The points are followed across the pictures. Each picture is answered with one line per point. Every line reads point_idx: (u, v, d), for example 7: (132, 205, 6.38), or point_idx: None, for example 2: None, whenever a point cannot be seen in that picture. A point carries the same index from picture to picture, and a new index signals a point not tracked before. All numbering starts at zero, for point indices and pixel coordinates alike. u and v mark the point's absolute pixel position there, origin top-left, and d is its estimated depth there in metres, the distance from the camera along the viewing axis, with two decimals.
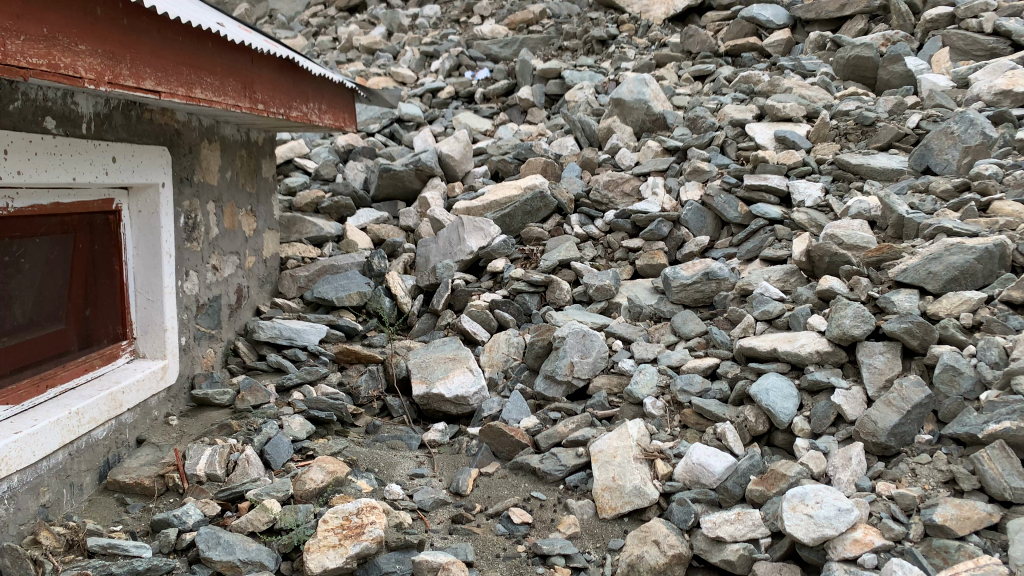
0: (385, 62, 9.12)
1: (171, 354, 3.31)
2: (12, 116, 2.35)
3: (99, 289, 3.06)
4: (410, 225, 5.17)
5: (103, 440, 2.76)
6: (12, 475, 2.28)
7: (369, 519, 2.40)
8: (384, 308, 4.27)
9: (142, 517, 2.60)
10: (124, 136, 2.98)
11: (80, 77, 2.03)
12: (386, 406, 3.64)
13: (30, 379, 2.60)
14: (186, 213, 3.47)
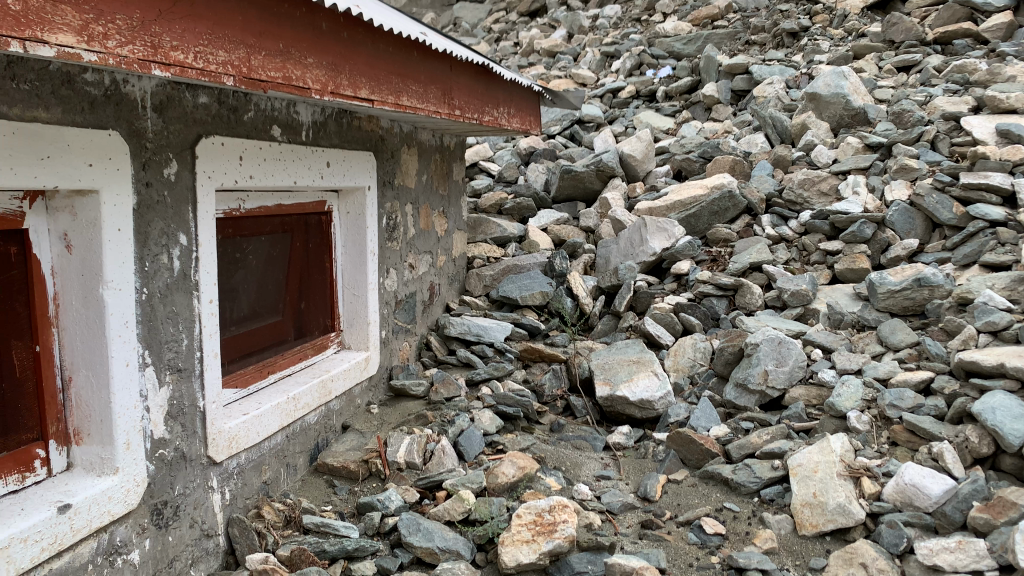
0: (566, 65, 9.22)
1: (373, 346, 3.51)
2: (247, 126, 2.57)
3: (312, 284, 3.30)
4: (591, 225, 5.17)
5: (314, 425, 2.98)
6: (240, 453, 2.49)
7: (561, 518, 2.43)
8: (565, 307, 4.28)
9: (348, 499, 2.75)
10: (336, 142, 3.18)
11: (308, 88, 2.18)
12: (569, 406, 3.64)
13: (255, 365, 2.84)
14: (387, 214, 3.66)
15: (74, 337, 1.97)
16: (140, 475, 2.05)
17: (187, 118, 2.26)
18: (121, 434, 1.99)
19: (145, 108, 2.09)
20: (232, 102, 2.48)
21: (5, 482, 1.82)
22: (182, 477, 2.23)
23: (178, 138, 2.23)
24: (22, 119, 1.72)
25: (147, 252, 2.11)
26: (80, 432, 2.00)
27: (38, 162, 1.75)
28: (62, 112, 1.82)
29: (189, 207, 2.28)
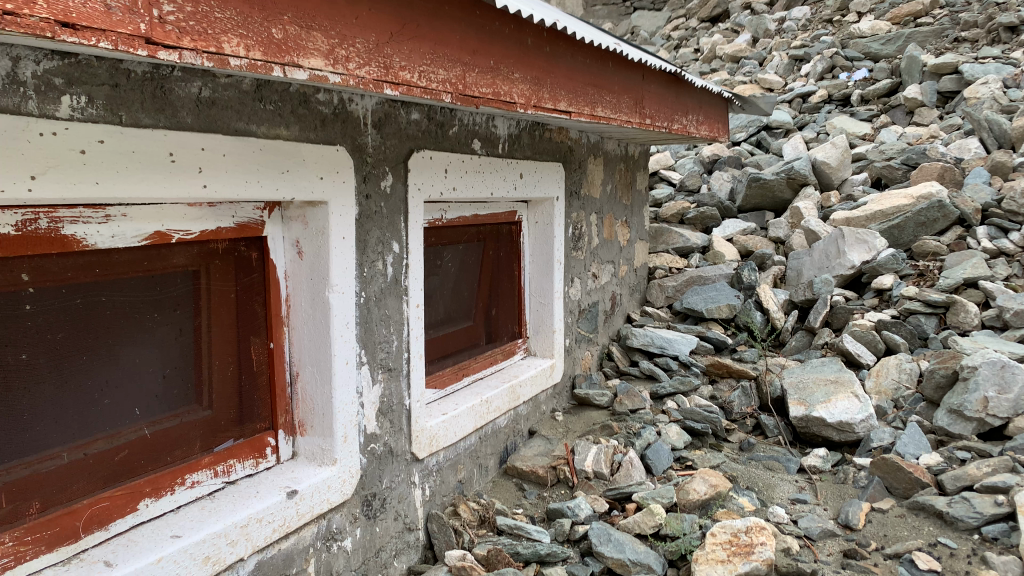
0: (751, 70, 8.96)
1: (558, 354, 3.54)
2: (451, 140, 2.68)
3: (502, 291, 3.40)
4: (781, 237, 4.96)
5: (504, 428, 3.05)
6: (439, 451, 2.60)
7: (758, 540, 2.34)
8: (755, 322, 4.11)
9: (538, 504, 2.80)
10: (529, 154, 3.23)
11: (513, 102, 2.24)
12: (760, 424, 3.49)
13: (451, 368, 2.96)
14: (574, 224, 3.69)
15: (302, 335, 2.14)
16: (354, 466, 2.18)
17: (400, 133, 2.40)
18: (340, 427, 2.12)
19: (366, 125, 2.24)
20: (439, 118, 2.60)
21: (242, 466, 2.00)
22: (389, 471, 2.35)
23: (394, 152, 2.37)
24: (267, 136, 1.88)
25: (365, 258, 2.25)
26: (305, 423, 2.16)
27: (279, 175, 1.91)
28: (299, 130, 1.99)
29: (400, 217, 2.41)
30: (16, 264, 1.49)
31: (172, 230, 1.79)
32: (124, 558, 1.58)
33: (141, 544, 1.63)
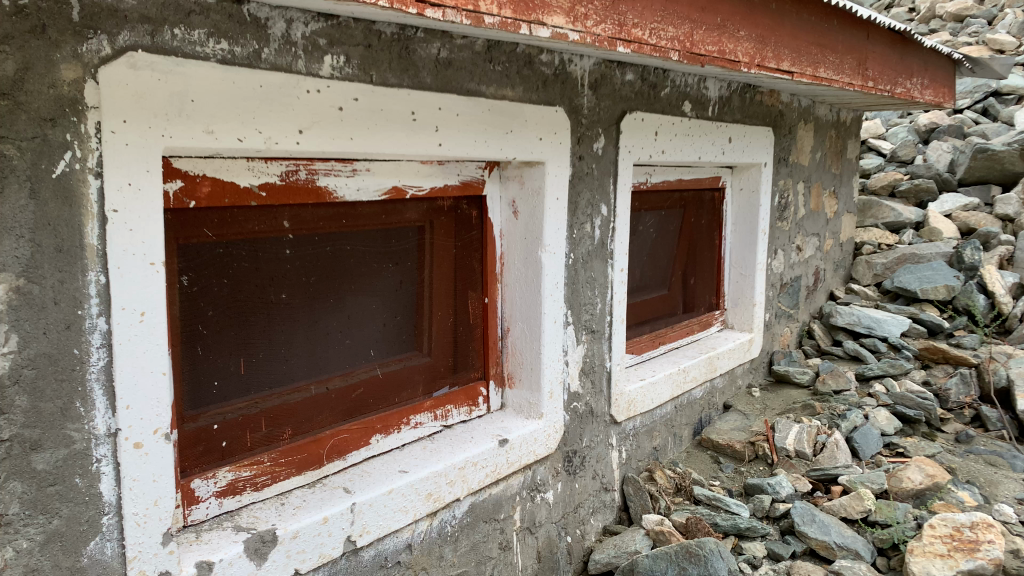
0: (978, 31, 8.14)
1: (757, 329, 3.42)
2: (662, 102, 2.60)
3: (701, 260, 3.33)
4: (1012, 213, 4.49)
5: (699, 399, 3.00)
6: (637, 415, 2.60)
7: (985, 537, 2.17)
8: (978, 305, 3.77)
9: (735, 478, 2.74)
10: (739, 117, 3.09)
11: (738, 62, 2.16)
12: (979, 416, 3.20)
13: (649, 335, 2.94)
14: (779, 192, 3.52)
15: (514, 292, 2.18)
16: (559, 422, 2.22)
17: (615, 94, 2.36)
18: (547, 384, 2.16)
19: (583, 86, 2.22)
20: (652, 79, 2.52)
21: (457, 412, 2.09)
22: (589, 430, 2.38)
23: (608, 113, 2.33)
24: (495, 96, 1.92)
25: (575, 220, 2.25)
26: (514, 376, 2.22)
27: (504, 135, 1.96)
28: (523, 91, 2.01)
29: (611, 179, 2.39)
30: (279, 211, 1.62)
31: (406, 185, 1.88)
32: (361, 485, 1.71)
33: (374, 475, 1.75)
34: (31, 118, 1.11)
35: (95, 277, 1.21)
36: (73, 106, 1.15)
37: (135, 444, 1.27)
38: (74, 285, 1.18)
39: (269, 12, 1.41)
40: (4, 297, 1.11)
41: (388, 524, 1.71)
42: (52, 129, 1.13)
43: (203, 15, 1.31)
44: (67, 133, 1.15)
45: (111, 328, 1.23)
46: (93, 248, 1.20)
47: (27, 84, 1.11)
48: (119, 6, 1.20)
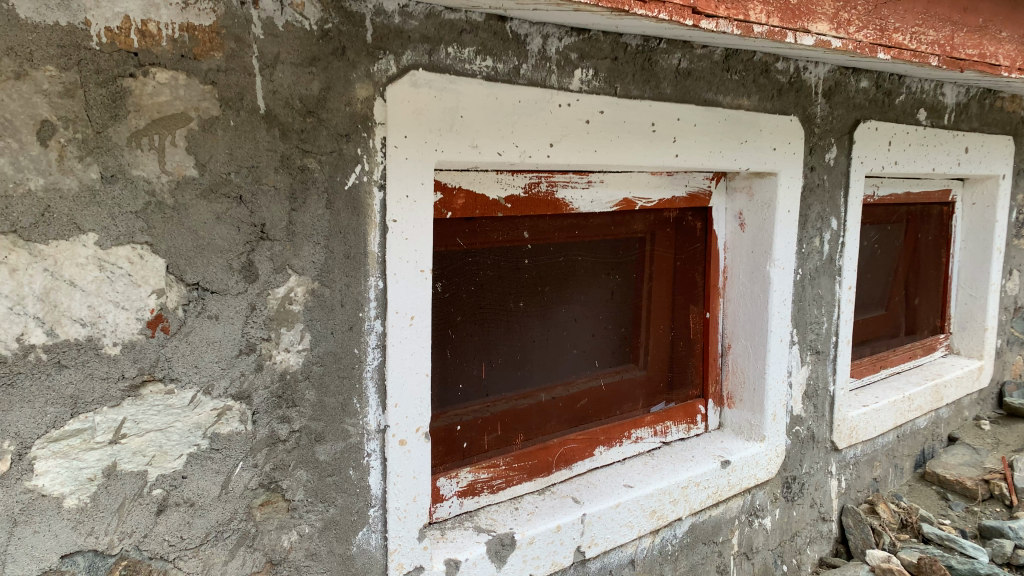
0: None
1: (988, 356, 3.12)
2: (897, 109, 2.43)
3: (925, 279, 3.10)
4: None
5: (923, 429, 2.78)
6: (858, 443, 2.45)
7: None
8: None
9: (967, 518, 2.51)
10: (977, 125, 2.84)
11: (998, 65, 1.98)
12: None
13: (869, 357, 2.78)
14: (1018, 207, 3.21)
15: (738, 308, 2.11)
16: (781, 446, 2.13)
17: (849, 103, 2.23)
18: (770, 406, 2.07)
19: (817, 94, 2.11)
20: (887, 86, 2.37)
21: (676, 429, 2.06)
22: (810, 456, 2.27)
23: (841, 122, 2.21)
24: (731, 106, 1.87)
25: (804, 234, 2.14)
26: (733, 396, 2.15)
27: (738, 146, 1.90)
28: (758, 100, 1.93)
29: (841, 192, 2.26)
30: (520, 222, 1.66)
31: (637, 197, 1.85)
32: (589, 497, 1.71)
33: (601, 487, 1.75)
34: (330, 134, 1.21)
35: (374, 282, 1.30)
36: (364, 123, 1.25)
37: (400, 441, 1.34)
38: (357, 289, 1.28)
39: (528, 29, 1.44)
40: (301, 298, 1.22)
41: (615, 538, 1.70)
42: (346, 144, 1.23)
43: (473, 33, 1.37)
44: (358, 148, 1.25)
45: (385, 330, 1.32)
46: (373, 255, 1.29)
47: (328, 103, 1.21)
48: (405, 27, 1.27)
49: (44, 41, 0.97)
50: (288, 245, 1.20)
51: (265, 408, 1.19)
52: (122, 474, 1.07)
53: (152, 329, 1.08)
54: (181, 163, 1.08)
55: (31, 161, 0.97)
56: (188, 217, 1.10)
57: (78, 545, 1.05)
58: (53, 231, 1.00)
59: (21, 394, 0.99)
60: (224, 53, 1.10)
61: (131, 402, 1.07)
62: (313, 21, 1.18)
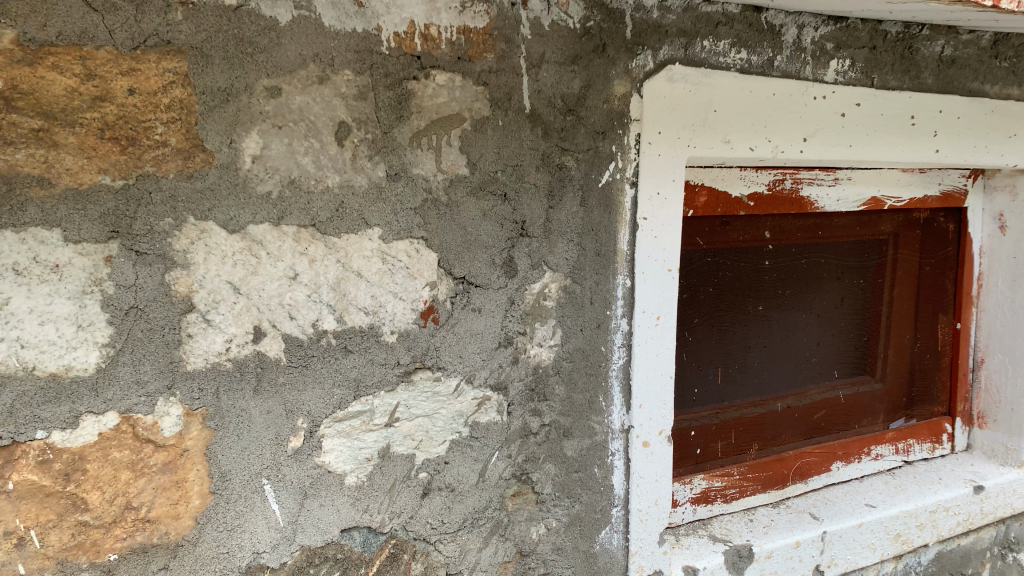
0: None
1: None
2: None
3: None
4: None
5: None
6: None
7: None
8: None
9: None
10: None
11: None
12: None
13: None
14: None
15: (994, 319, 1.91)
16: None
17: None
18: None
19: None
20: None
21: (920, 448, 1.93)
22: None
23: None
24: (998, 96, 1.67)
25: None
26: (986, 416, 1.96)
27: (1006, 140, 1.72)
28: None
29: None
30: (761, 221, 1.59)
31: (886, 196, 1.73)
32: (827, 514, 1.61)
33: (840, 504, 1.65)
34: (588, 132, 1.22)
35: (621, 281, 1.27)
36: (620, 120, 1.24)
37: (644, 443, 1.32)
38: (606, 287, 1.26)
39: (784, 19, 1.35)
40: (555, 294, 1.23)
41: (856, 559, 1.60)
42: (602, 142, 1.23)
43: (729, 25, 1.30)
44: (613, 145, 1.24)
45: (632, 329, 1.29)
46: (622, 252, 1.27)
47: (588, 101, 1.21)
48: (663, 22, 1.25)
49: (344, 47, 1.04)
50: (545, 242, 1.21)
51: (520, 400, 1.23)
52: (395, 456, 1.15)
53: (424, 320, 1.15)
54: (455, 162, 1.13)
55: (329, 160, 1.05)
56: (458, 213, 1.15)
57: (355, 521, 1.12)
58: (344, 225, 1.07)
59: (313, 375, 1.08)
60: (496, 54, 1.14)
61: (404, 388, 1.14)
62: (577, 19, 1.18)
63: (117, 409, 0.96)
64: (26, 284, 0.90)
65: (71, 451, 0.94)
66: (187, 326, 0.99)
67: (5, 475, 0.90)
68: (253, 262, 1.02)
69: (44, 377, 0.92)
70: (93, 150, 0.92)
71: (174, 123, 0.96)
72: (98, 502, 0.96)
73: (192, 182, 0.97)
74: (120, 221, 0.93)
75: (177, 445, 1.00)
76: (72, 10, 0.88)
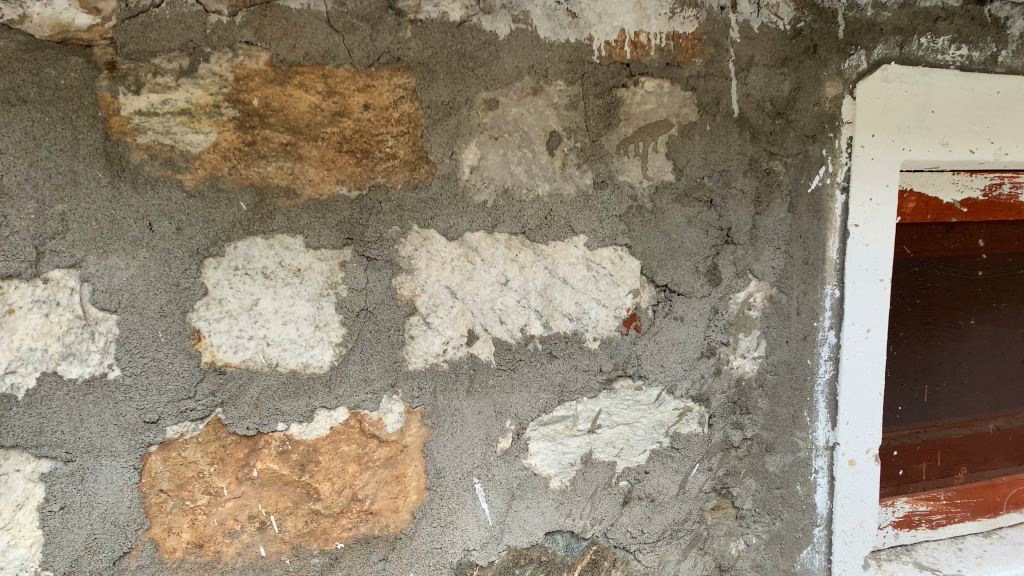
0: None
1: None
2: None
3: None
4: None
5: None
6: None
7: None
8: None
9: None
10: None
11: None
12: None
13: None
14: None
15: None
16: None
17: None
18: None
19: None
20: None
21: None
22: None
23: None
24: None
25: None
26: None
27: None
28: None
29: None
30: (976, 229, 1.48)
31: None
32: None
33: None
34: (798, 135, 1.18)
35: (830, 290, 1.22)
36: (832, 122, 1.19)
37: (850, 461, 1.26)
38: (814, 297, 1.22)
39: (1010, 10, 1.26)
40: (760, 304, 1.21)
41: None
42: (813, 146, 1.19)
43: (949, 20, 1.23)
44: (824, 149, 1.19)
45: (840, 342, 1.23)
46: (831, 261, 1.22)
47: (798, 103, 1.18)
48: (877, 19, 1.19)
49: (557, 58, 1.05)
50: (751, 249, 1.19)
51: (722, 412, 1.21)
52: (597, 462, 1.15)
53: (626, 327, 1.14)
54: (661, 168, 1.12)
55: (541, 169, 1.07)
56: (664, 220, 1.14)
57: (559, 525, 1.15)
58: (553, 232, 1.09)
59: (521, 378, 1.10)
60: (704, 58, 1.12)
61: (607, 395, 1.14)
62: (787, 20, 1.15)
63: (347, 405, 1.02)
64: (272, 287, 0.98)
65: (307, 443, 1.01)
66: (409, 328, 1.04)
67: (251, 463, 0.99)
68: (469, 267, 1.06)
69: (285, 374, 0.99)
70: (332, 162, 0.98)
71: (402, 136, 1.01)
72: (328, 492, 1.02)
73: (417, 192, 1.02)
74: (353, 229, 1.00)
75: (397, 441, 1.05)
76: (317, 32, 0.95)
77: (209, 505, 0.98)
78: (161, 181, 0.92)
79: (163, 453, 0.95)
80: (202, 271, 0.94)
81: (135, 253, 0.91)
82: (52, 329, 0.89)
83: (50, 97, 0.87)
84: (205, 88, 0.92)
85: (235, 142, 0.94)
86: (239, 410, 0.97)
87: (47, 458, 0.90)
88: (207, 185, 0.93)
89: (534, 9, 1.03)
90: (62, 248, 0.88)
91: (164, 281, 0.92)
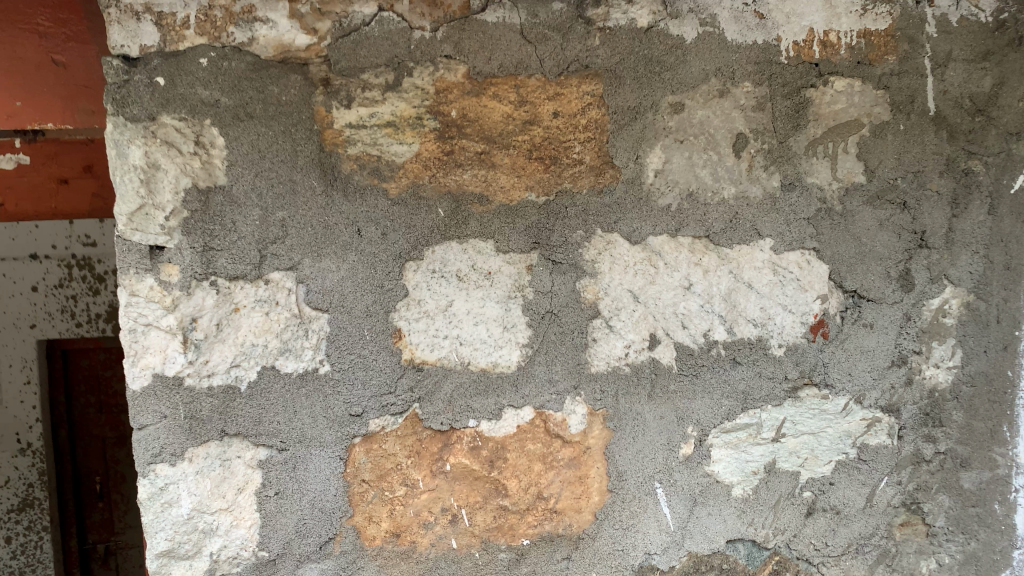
0: None
1: None
2: None
3: None
4: None
5: None
6: None
7: None
8: None
9: None
10: None
11: None
12: None
13: None
14: None
15: None
16: None
17: None
18: None
19: None
20: None
21: None
22: None
23: None
24: None
25: None
26: None
27: None
28: None
29: None
30: None
31: None
32: None
33: None
34: (1000, 133, 1.12)
35: None
36: None
37: None
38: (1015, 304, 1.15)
39: None
40: (955, 311, 1.14)
41: None
42: (1016, 144, 1.12)
43: None
44: None
45: None
46: None
47: (1001, 100, 1.11)
48: None
49: (745, 60, 1.04)
50: (946, 253, 1.13)
51: (913, 424, 1.16)
52: (780, 472, 1.13)
53: (813, 334, 1.11)
54: (852, 170, 1.09)
55: (726, 172, 1.06)
56: (853, 223, 1.10)
57: (740, 533, 1.13)
58: (737, 236, 1.07)
59: (703, 384, 1.09)
60: (898, 55, 1.08)
61: (791, 403, 1.12)
62: (989, 12, 1.09)
63: (534, 404, 1.05)
64: (465, 289, 1.02)
65: (496, 440, 1.04)
66: (593, 330, 1.05)
67: (444, 457, 1.03)
68: (652, 271, 1.06)
69: (476, 372, 1.03)
70: (523, 169, 1.01)
71: (589, 142, 1.02)
72: (515, 489, 1.05)
73: (602, 197, 1.03)
74: (540, 234, 1.02)
75: (580, 442, 1.07)
76: (512, 44, 0.98)
77: (406, 496, 1.03)
78: (368, 189, 0.97)
79: (366, 445, 1.01)
80: (403, 274, 0.99)
81: (345, 257, 0.97)
82: (271, 327, 0.96)
83: (273, 113, 0.94)
84: (409, 101, 0.97)
85: (435, 151, 0.99)
86: (434, 406, 1.02)
87: (265, 446, 0.97)
88: (408, 193, 0.98)
89: (722, 12, 1.02)
90: (281, 252, 0.95)
91: (371, 283, 0.98)
